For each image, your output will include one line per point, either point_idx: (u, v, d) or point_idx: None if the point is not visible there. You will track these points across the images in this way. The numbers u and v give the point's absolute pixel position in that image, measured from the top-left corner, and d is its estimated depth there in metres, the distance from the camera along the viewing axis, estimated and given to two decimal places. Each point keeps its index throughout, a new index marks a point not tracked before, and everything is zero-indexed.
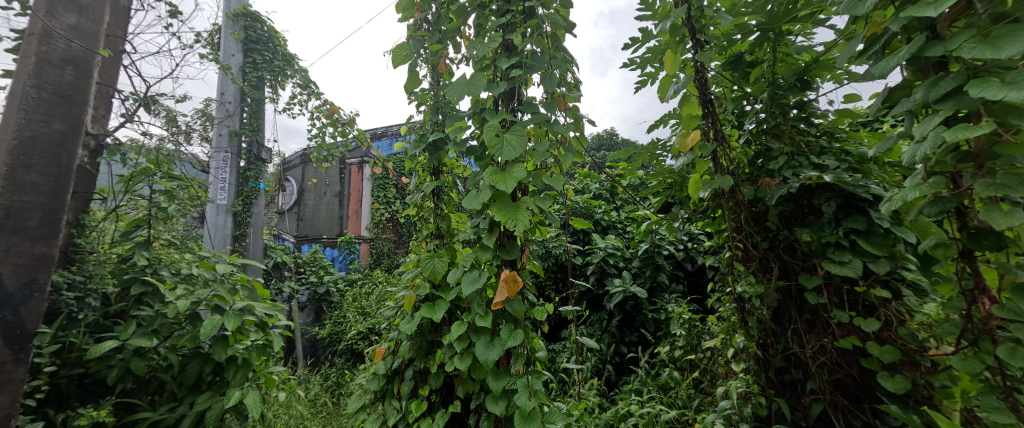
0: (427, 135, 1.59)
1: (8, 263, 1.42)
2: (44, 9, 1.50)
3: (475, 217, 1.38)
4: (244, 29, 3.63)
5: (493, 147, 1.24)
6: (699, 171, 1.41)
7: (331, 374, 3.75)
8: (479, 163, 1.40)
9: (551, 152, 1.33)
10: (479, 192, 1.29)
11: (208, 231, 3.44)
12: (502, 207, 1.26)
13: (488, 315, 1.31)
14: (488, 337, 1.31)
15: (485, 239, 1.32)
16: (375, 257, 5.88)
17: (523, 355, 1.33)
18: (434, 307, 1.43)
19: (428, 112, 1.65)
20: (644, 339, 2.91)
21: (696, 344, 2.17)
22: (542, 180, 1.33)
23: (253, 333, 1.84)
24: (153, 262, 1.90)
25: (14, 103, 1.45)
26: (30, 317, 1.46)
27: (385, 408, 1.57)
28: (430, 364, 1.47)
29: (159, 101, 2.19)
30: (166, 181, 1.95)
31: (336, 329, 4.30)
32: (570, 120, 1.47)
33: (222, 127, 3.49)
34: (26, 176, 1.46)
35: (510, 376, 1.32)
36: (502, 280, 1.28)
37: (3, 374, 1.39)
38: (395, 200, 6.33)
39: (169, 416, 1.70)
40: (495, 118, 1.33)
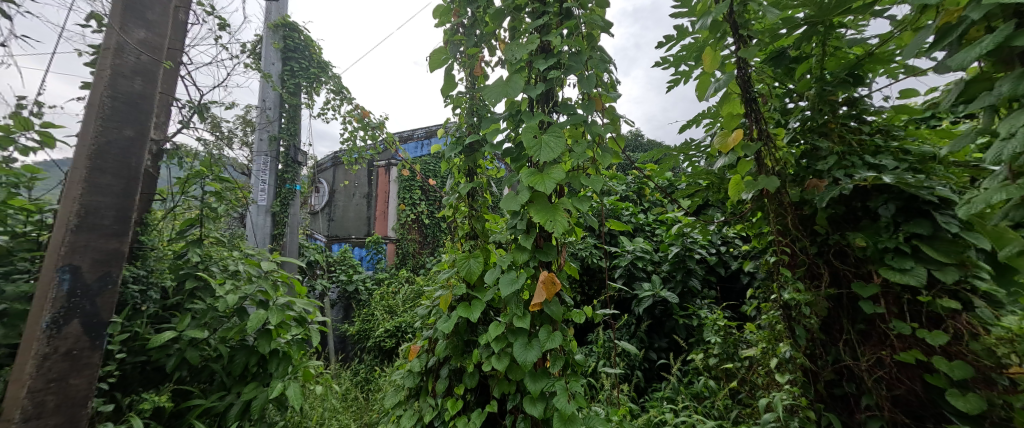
0: (464, 137, 1.62)
1: (87, 258, 1.53)
2: (118, 25, 1.62)
3: (512, 218, 1.37)
4: (283, 38, 3.83)
5: (532, 148, 1.24)
6: (742, 171, 1.36)
7: (360, 370, 3.86)
8: (514, 166, 1.40)
9: (588, 153, 1.31)
10: (518, 193, 1.29)
11: (247, 231, 3.63)
12: (540, 208, 1.26)
13: (527, 315, 1.31)
14: (526, 338, 1.30)
15: (523, 241, 1.31)
16: (401, 257, 6.01)
17: (562, 357, 1.32)
18: (470, 307, 1.45)
19: (463, 114, 1.67)
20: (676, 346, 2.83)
21: (733, 353, 2.10)
22: (580, 181, 1.32)
23: (294, 328, 1.99)
24: (204, 258, 2.03)
25: (93, 112, 1.58)
26: (105, 307, 1.57)
27: (420, 405, 1.59)
28: (466, 363, 1.49)
29: (210, 108, 2.33)
30: (216, 183, 2.09)
31: (364, 326, 4.42)
32: (606, 121, 1.45)
33: (262, 133, 3.68)
34: (102, 178, 1.58)
35: (548, 379, 1.31)
36: (541, 281, 1.28)
37: (81, 359, 1.51)
38: (421, 201, 6.49)
39: (219, 404, 1.82)
40: (534, 119, 1.34)
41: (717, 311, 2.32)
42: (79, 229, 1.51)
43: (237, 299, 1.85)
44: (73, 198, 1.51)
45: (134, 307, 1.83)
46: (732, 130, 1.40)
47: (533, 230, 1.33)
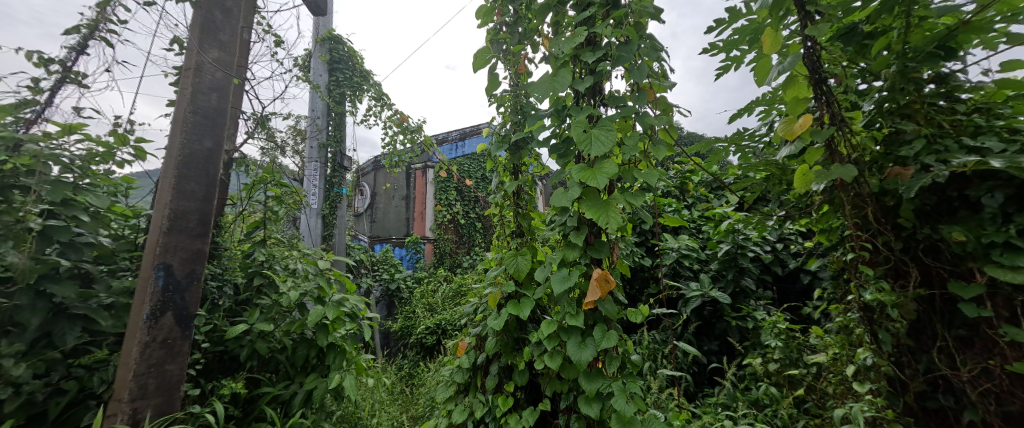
0: (510, 135, 1.64)
1: (177, 257, 1.71)
2: (198, 46, 1.79)
3: (560, 215, 1.38)
4: (329, 51, 4.05)
5: (582, 143, 1.26)
6: (811, 159, 1.30)
7: (403, 365, 4.01)
8: (562, 162, 1.42)
9: (639, 147, 1.31)
10: (568, 189, 1.30)
11: (302, 233, 3.85)
12: (592, 204, 1.27)
13: (580, 314, 1.32)
14: (579, 337, 1.32)
15: (573, 238, 1.33)
16: (439, 257, 6.18)
17: (618, 357, 1.32)
18: (519, 305, 1.48)
19: (507, 112, 1.71)
20: (728, 347, 2.70)
21: (796, 358, 2.02)
22: (632, 176, 1.32)
23: (348, 323, 2.17)
24: (269, 258, 2.18)
25: (178, 125, 1.75)
26: (192, 301, 1.75)
27: (471, 401, 1.64)
28: (516, 361, 1.53)
29: (271, 118, 2.52)
30: (277, 188, 2.27)
31: (406, 323, 4.58)
32: (658, 113, 1.44)
33: (312, 141, 3.91)
34: (187, 185, 1.75)
35: (603, 379, 1.32)
36: (594, 279, 1.28)
37: (174, 348, 1.69)
38: (457, 202, 6.66)
39: (284, 392, 1.97)
40: (582, 114, 1.35)
41: (776, 312, 2.24)
42: (170, 231, 1.69)
43: (298, 295, 2.02)
44: (165, 203, 1.69)
45: (212, 302, 2.01)
46: (797, 117, 1.34)
47: (582, 228, 1.34)
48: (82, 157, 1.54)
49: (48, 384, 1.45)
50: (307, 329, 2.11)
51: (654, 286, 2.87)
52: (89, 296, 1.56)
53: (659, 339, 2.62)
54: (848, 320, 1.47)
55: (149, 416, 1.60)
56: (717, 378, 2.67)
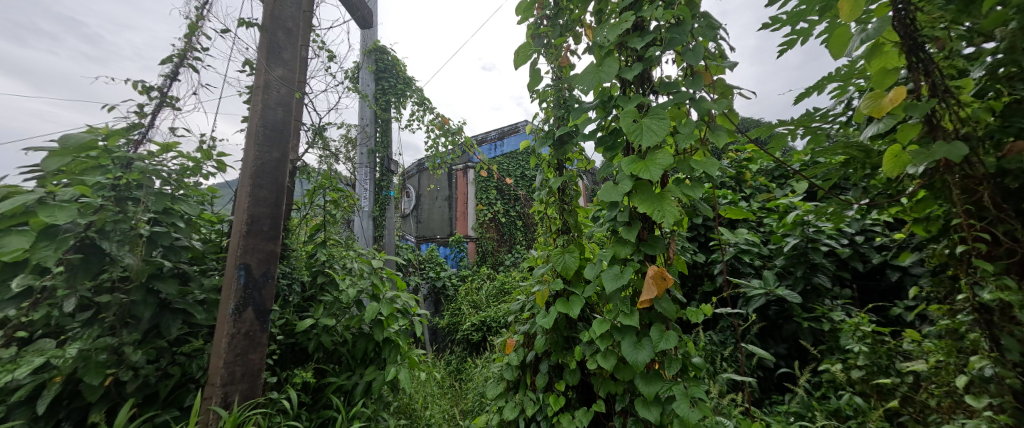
0: (554, 130, 1.68)
1: (254, 257, 1.91)
2: (265, 66, 1.98)
3: (610, 210, 1.41)
4: (375, 61, 4.28)
5: (633, 133, 1.28)
6: (903, 138, 1.15)
7: (452, 360, 4.16)
8: (609, 154, 1.45)
9: (695, 134, 1.31)
10: (619, 183, 1.32)
11: (356, 234, 4.09)
12: (644, 198, 1.29)
13: (634, 313, 1.34)
14: (634, 337, 1.34)
15: (625, 234, 1.35)
16: (482, 255, 6.33)
17: (678, 359, 1.32)
18: (569, 304, 1.51)
19: (550, 107, 1.75)
20: (796, 348, 2.50)
21: (888, 366, 1.70)
22: (688, 165, 1.33)
23: (400, 319, 2.33)
24: (329, 257, 2.37)
25: (251, 139, 1.95)
26: (268, 296, 1.94)
27: (521, 399, 1.69)
28: (567, 360, 1.58)
29: (327, 128, 2.72)
30: (333, 193, 2.47)
31: (453, 320, 4.74)
32: (716, 97, 1.43)
33: (363, 147, 4.15)
34: (260, 192, 1.94)
35: (663, 383, 1.33)
36: (651, 277, 1.30)
37: (254, 339, 1.88)
38: (497, 200, 6.77)
39: (347, 382, 2.15)
40: (631, 103, 1.36)
41: (861, 313, 1.93)
42: (248, 234, 1.89)
43: (355, 292, 2.20)
44: (243, 209, 1.89)
45: (283, 299, 2.22)
46: (887, 92, 1.16)
47: (634, 223, 1.35)
48: (178, 171, 1.76)
49: (159, 368, 1.67)
50: (364, 324, 2.25)
51: (710, 284, 2.72)
52: (187, 292, 1.79)
53: (716, 340, 2.42)
54: (958, 324, 1.27)
55: (236, 399, 1.80)
56: (783, 382, 2.45)
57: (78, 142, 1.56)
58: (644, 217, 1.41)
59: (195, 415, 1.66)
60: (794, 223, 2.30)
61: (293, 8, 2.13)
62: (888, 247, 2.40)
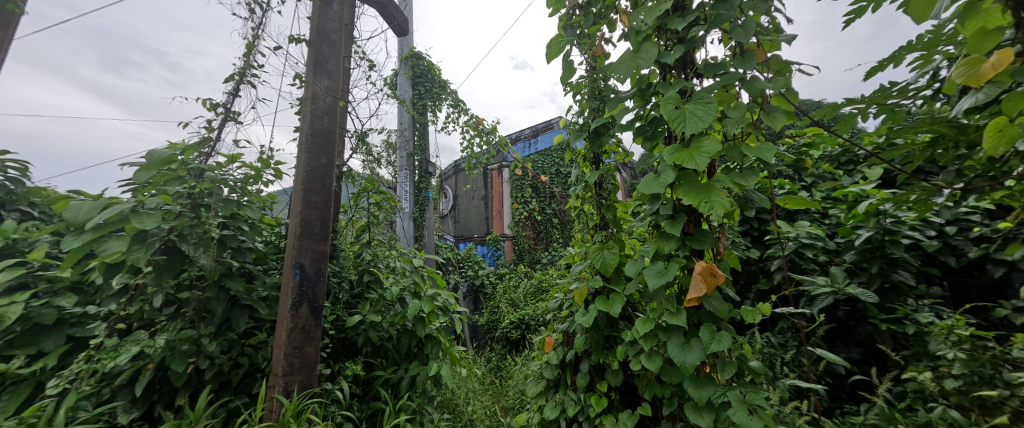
0: (589, 123, 1.69)
1: (307, 257, 2.06)
2: (312, 78, 2.13)
3: (652, 203, 1.40)
4: (411, 68, 4.45)
5: (675, 120, 1.28)
6: (1011, 109, 0.94)
7: (492, 357, 4.23)
8: (650, 144, 1.44)
9: (747, 117, 1.26)
10: (660, 175, 1.31)
11: (398, 234, 4.25)
12: (689, 189, 1.27)
13: (681, 312, 1.32)
14: (681, 338, 1.32)
15: (669, 229, 1.33)
16: (519, 253, 6.38)
17: (732, 363, 1.28)
18: (609, 302, 1.51)
19: (585, 99, 1.76)
20: (877, 356, 1.91)
21: (997, 376, 1.32)
22: (738, 152, 1.30)
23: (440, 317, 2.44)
24: (374, 257, 2.50)
25: (301, 147, 2.10)
26: (320, 294, 2.09)
27: (562, 398, 1.72)
28: (609, 360, 1.58)
29: (369, 134, 2.86)
30: (377, 195, 2.60)
31: (492, 318, 4.81)
32: (769, 75, 1.37)
33: (402, 152, 4.31)
34: (311, 197, 2.09)
35: (716, 388, 1.29)
36: (699, 274, 1.27)
37: (309, 332, 2.02)
38: (533, 198, 6.79)
39: (394, 375, 2.27)
40: (672, 89, 1.34)
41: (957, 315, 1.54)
42: (301, 235, 2.04)
43: (398, 290, 2.32)
44: (296, 213, 2.04)
45: (333, 296, 2.34)
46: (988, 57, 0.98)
47: (678, 217, 1.33)
48: (241, 179, 1.94)
49: (230, 358, 1.86)
50: (407, 321, 2.37)
51: (766, 282, 2.14)
52: (252, 289, 1.97)
53: (776, 342, 1.96)
54: None
55: (296, 388, 1.95)
56: (863, 396, 1.90)
57: (162, 157, 1.74)
58: (689, 210, 1.38)
59: (261, 403, 1.82)
60: (870, 215, 1.86)
61: (336, 22, 2.27)
62: (992, 238, 1.84)
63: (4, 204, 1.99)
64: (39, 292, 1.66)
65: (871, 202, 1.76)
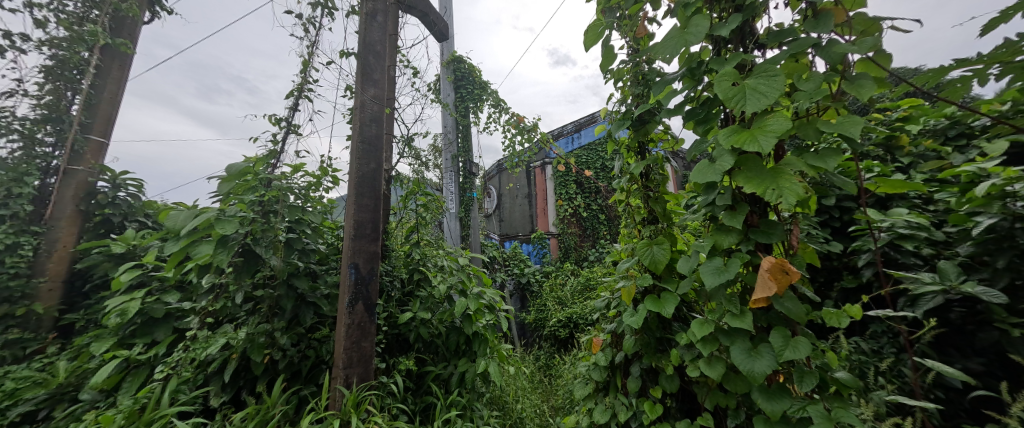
0: (632, 110, 1.63)
1: (361, 257, 2.19)
2: (360, 89, 2.29)
3: (705, 194, 1.18)
4: (454, 72, 4.60)
5: (731, 99, 1.05)
6: None
7: (541, 355, 4.28)
8: (701, 129, 1.20)
9: (826, 88, 1.02)
10: (716, 161, 1.09)
11: (445, 233, 4.41)
12: (752, 175, 1.04)
13: (746, 314, 1.09)
14: (746, 342, 1.08)
15: (728, 221, 1.11)
16: (565, 250, 6.39)
17: (813, 373, 1.02)
18: (661, 301, 1.45)
19: (627, 85, 1.69)
20: (1012, 366, 1.29)
21: None
22: (814, 127, 1.05)
23: (488, 314, 2.52)
24: (423, 256, 2.63)
25: (353, 154, 2.26)
26: (374, 291, 2.22)
27: (612, 401, 1.63)
28: (662, 365, 1.47)
29: (414, 139, 3.00)
30: (423, 197, 2.72)
31: (539, 315, 4.86)
32: (851, 38, 1.12)
33: (447, 154, 4.46)
34: (363, 200, 2.24)
35: (792, 400, 1.04)
36: (767, 270, 1.05)
37: (364, 329, 2.14)
38: (577, 195, 6.76)
39: (444, 371, 2.39)
40: (728, 63, 1.13)
41: None
42: (355, 237, 2.18)
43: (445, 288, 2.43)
44: (351, 216, 2.19)
45: (386, 293, 2.49)
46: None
47: (739, 208, 1.11)
48: (305, 187, 2.12)
49: (300, 350, 2.04)
50: (455, 319, 2.47)
51: (851, 279, 1.52)
52: (316, 287, 2.14)
53: (866, 349, 1.39)
54: None
55: (355, 380, 2.07)
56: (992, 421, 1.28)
57: (239, 170, 1.94)
58: (753, 198, 1.15)
59: (325, 393, 1.96)
60: (994, 197, 1.28)
61: (380, 33, 2.40)
62: None
63: (130, 215, 2.71)
64: (152, 289, 2.04)
65: (992, 181, 1.24)
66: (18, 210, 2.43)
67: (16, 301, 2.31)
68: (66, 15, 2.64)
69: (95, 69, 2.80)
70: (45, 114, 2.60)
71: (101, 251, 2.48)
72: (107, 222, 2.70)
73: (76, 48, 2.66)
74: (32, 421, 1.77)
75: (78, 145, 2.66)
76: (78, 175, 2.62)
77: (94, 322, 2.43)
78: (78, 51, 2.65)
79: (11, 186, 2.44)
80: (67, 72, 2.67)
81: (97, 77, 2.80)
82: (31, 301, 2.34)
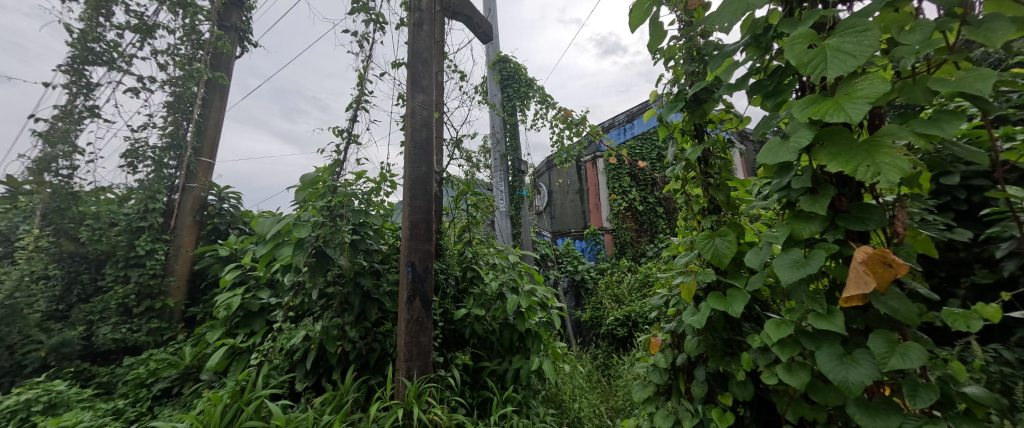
0: (686, 90, 1.49)
1: (416, 256, 2.21)
2: (410, 96, 2.34)
3: (779, 177, 1.06)
4: (500, 72, 4.60)
5: (809, 64, 0.91)
6: None
7: (599, 354, 4.17)
8: (772, 103, 1.06)
9: (938, 40, 0.85)
10: (790, 136, 0.96)
11: (496, 231, 4.41)
12: (839, 151, 0.91)
13: (836, 314, 0.95)
14: (838, 347, 0.94)
15: (809, 206, 0.98)
16: (620, 247, 6.20)
17: (931, 386, 0.86)
18: (726, 299, 1.31)
19: (680, 64, 1.55)
20: None
21: None
22: (918, 90, 0.89)
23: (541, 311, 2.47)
24: (475, 254, 2.64)
25: (406, 158, 2.31)
26: (430, 289, 2.22)
27: (674, 407, 1.50)
28: (732, 369, 1.33)
29: (463, 141, 3.01)
30: (473, 197, 2.72)
31: (595, 314, 4.73)
32: None
33: (495, 153, 4.47)
34: (417, 202, 2.26)
35: (903, 418, 0.88)
36: (861, 262, 0.91)
37: (422, 324, 2.16)
38: (632, 188, 6.52)
39: (499, 367, 2.37)
40: (803, 23, 0.97)
41: None
42: (411, 237, 2.22)
43: (497, 285, 2.44)
44: (405, 218, 2.23)
45: (441, 290, 2.51)
46: None
47: (822, 191, 0.98)
48: (368, 192, 2.20)
49: (367, 342, 2.14)
50: (508, 315, 2.45)
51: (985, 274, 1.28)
52: (379, 284, 2.23)
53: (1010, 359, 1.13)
54: None
55: (416, 373, 2.10)
56: None
57: (311, 179, 2.07)
58: (841, 180, 1.01)
59: (389, 383, 2.02)
60: None
61: (426, 41, 2.42)
62: None
63: (232, 223, 3.34)
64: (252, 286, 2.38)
65: None
66: (153, 222, 2.97)
67: (155, 297, 2.86)
68: (180, 57, 3.19)
69: (202, 101, 3.33)
70: (169, 142, 3.16)
71: (214, 253, 2.96)
72: (214, 230, 3.29)
73: (188, 85, 3.19)
74: (169, 395, 2.15)
75: (193, 166, 3.23)
76: (194, 192, 3.19)
77: (210, 314, 2.93)
78: (190, 87, 3.18)
79: (147, 203, 3.00)
80: (184, 105, 3.21)
81: (203, 107, 3.32)
82: (165, 296, 2.89)
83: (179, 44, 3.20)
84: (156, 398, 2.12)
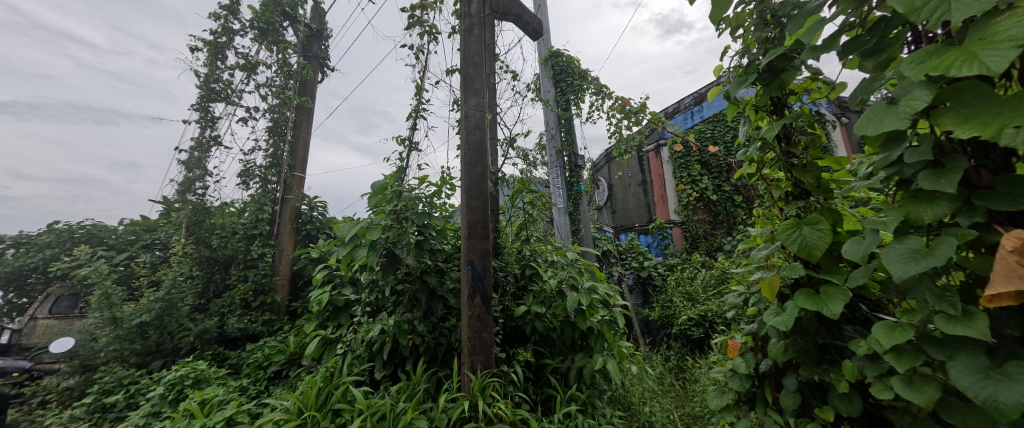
0: (758, 60, 1.31)
1: (476, 255, 2.21)
2: (463, 99, 2.34)
3: (888, 150, 0.88)
4: (552, 67, 4.51)
5: (918, 10, 0.75)
6: None
7: (671, 355, 3.93)
8: (871, 63, 0.89)
9: None
10: (901, 99, 0.80)
11: (555, 229, 4.32)
12: (969, 112, 0.74)
13: (975, 316, 0.77)
14: (980, 358, 0.76)
15: (930, 183, 0.80)
16: (692, 240, 5.89)
17: None
18: (822, 297, 1.12)
19: (750, 31, 1.37)
20: None
21: None
22: None
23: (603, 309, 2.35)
24: (534, 252, 2.58)
25: (462, 159, 2.31)
26: (490, 287, 2.20)
27: (759, 418, 1.34)
28: (830, 377, 1.15)
29: (517, 140, 2.97)
30: (529, 194, 2.66)
31: (665, 312, 4.46)
32: None
33: (551, 149, 4.38)
34: (474, 202, 2.26)
35: None
36: (1011, 251, 0.73)
37: (484, 320, 2.15)
38: (702, 176, 6.12)
39: (563, 365, 2.30)
40: None
41: None
42: (470, 236, 2.21)
43: (557, 282, 2.36)
44: (463, 218, 2.23)
45: (501, 288, 2.49)
46: None
47: (949, 164, 0.79)
48: (430, 196, 2.23)
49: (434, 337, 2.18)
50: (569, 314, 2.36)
51: None
52: (444, 282, 2.25)
53: None
54: None
55: (480, 366, 2.09)
56: None
57: (380, 185, 2.15)
58: (976, 149, 0.81)
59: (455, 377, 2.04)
60: None
61: (478, 43, 2.41)
62: None
63: (320, 229, 3.61)
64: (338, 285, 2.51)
65: None
66: (263, 229, 3.28)
67: (264, 293, 3.17)
68: (277, 88, 3.50)
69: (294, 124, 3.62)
70: (271, 161, 3.46)
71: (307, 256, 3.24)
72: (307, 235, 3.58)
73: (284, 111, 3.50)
74: (280, 376, 2.38)
75: (289, 181, 3.52)
76: (290, 202, 3.48)
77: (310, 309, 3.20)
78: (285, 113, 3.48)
79: (258, 213, 3.32)
80: (281, 129, 3.51)
81: (295, 130, 3.62)
82: (273, 293, 3.20)
83: (276, 76, 3.51)
84: (271, 378, 2.36)
